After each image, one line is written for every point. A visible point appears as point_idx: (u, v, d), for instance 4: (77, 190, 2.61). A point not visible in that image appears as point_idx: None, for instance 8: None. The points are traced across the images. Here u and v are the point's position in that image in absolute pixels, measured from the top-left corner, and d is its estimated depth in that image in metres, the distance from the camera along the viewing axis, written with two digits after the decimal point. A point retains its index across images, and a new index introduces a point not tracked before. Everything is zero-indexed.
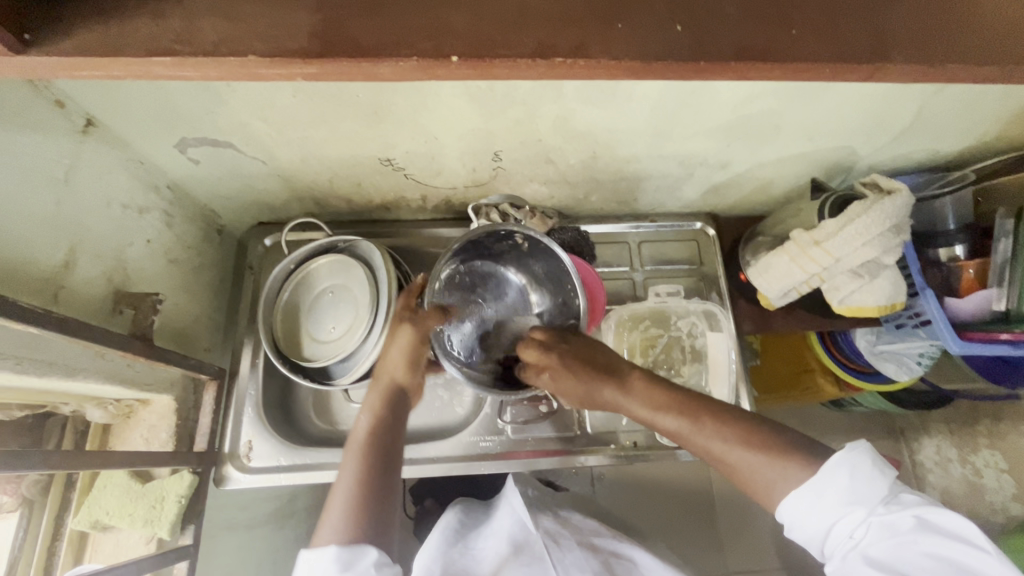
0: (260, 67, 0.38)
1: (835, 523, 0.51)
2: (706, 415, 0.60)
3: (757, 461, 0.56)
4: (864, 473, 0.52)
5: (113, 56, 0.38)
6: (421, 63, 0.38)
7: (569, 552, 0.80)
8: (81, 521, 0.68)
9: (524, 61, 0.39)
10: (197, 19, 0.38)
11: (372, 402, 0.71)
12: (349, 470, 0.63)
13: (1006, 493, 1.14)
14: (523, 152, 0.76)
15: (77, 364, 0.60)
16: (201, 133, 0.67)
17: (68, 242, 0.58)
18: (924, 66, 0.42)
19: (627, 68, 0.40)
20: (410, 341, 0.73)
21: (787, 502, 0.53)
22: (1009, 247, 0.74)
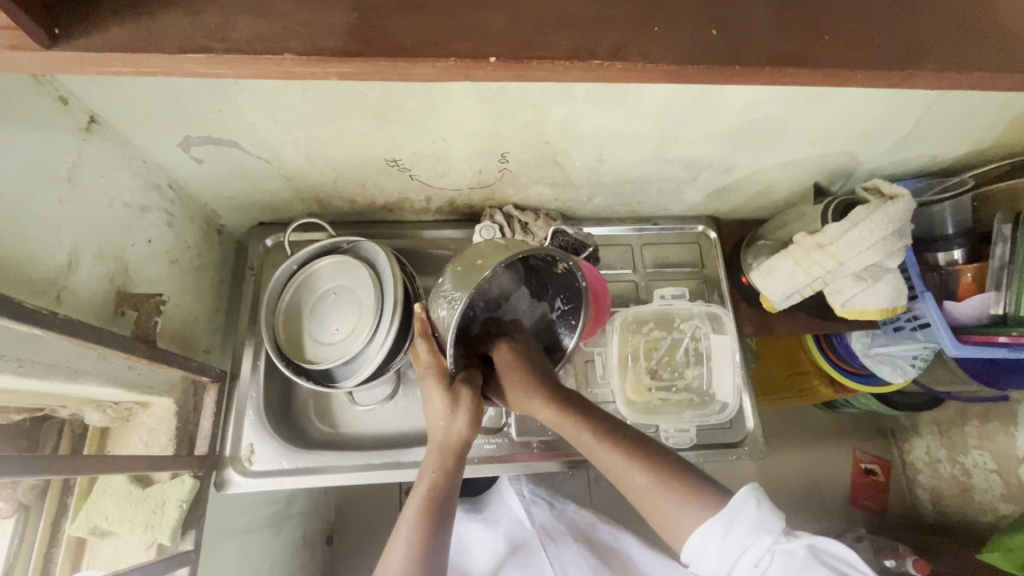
0: (295, 66, 0.38)
1: (742, 555, 0.51)
2: (620, 436, 0.59)
3: (658, 489, 0.55)
4: (766, 504, 0.52)
5: (143, 53, 0.37)
6: (458, 64, 0.38)
7: (567, 549, 0.79)
8: (79, 527, 0.66)
9: (561, 63, 0.39)
10: (231, 17, 0.38)
11: (435, 454, 0.61)
12: (404, 534, 0.55)
13: (995, 493, 1.11)
14: (529, 154, 0.76)
15: (79, 366, 0.58)
16: (206, 131, 0.66)
17: (71, 242, 0.57)
18: (951, 72, 0.43)
19: (663, 71, 0.41)
20: (474, 397, 0.63)
21: (698, 532, 0.52)
22: (1006, 251, 0.75)
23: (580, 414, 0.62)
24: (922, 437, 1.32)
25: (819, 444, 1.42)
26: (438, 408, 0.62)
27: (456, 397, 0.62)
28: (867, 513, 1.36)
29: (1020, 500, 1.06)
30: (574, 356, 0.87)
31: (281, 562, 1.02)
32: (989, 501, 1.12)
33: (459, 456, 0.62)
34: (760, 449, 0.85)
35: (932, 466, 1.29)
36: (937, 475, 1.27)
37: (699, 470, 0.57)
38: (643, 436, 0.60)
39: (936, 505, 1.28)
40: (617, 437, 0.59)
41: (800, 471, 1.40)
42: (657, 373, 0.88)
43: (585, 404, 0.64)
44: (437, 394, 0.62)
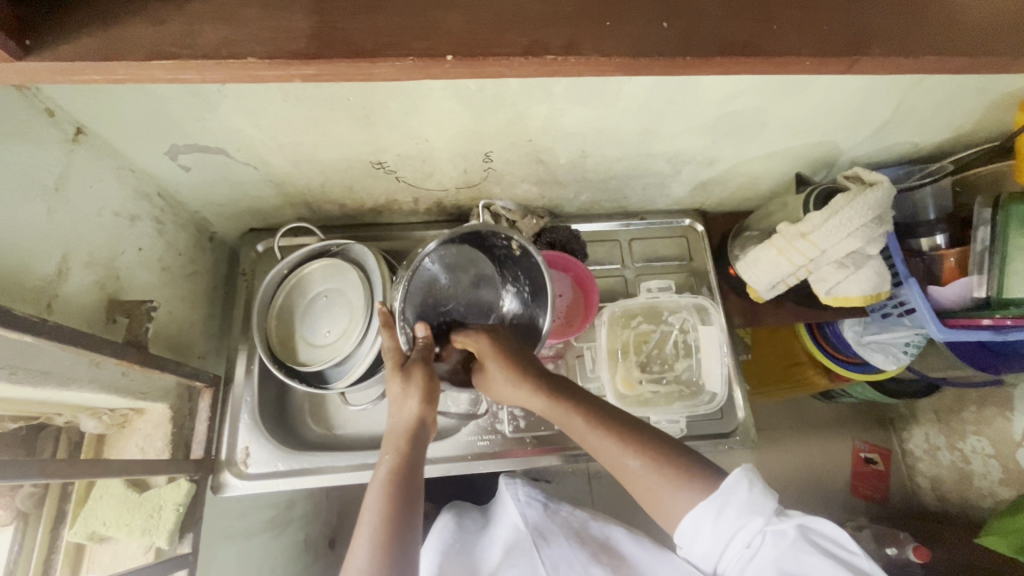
0: (262, 69, 0.39)
1: (733, 537, 0.51)
2: (610, 418, 0.59)
3: (649, 474, 0.54)
4: (757, 485, 0.52)
5: (115, 60, 0.38)
6: (417, 62, 0.39)
7: (558, 548, 0.77)
8: (77, 532, 0.67)
9: (516, 59, 0.40)
10: (200, 22, 0.39)
11: (393, 438, 0.61)
12: (368, 520, 0.54)
13: (993, 478, 1.11)
14: (513, 153, 0.77)
15: (71, 373, 0.59)
16: (192, 139, 0.67)
17: (61, 251, 0.58)
18: (900, 55, 0.44)
19: (618, 63, 0.41)
20: (427, 374, 0.65)
21: (691, 515, 0.52)
22: (988, 233, 0.76)
23: (573, 403, 0.61)
24: (921, 425, 1.32)
25: (818, 435, 1.42)
26: (395, 391, 0.63)
27: (409, 376, 0.64)
28: (869, 502, 1.37)
29: (1017, 484, 1.06)
30: (565, 351, 0.88)
31: (284, 566, 1.03)
32: (988, 487, 1.13)
33: (416, 436, 0.62)
34: (752, 438, 0.86)
35: (931, 453, 1.29)
36: (937, 463, 1.27)
37: (689, 449, 0.57)
38: (633, 420, 0.59)
39: (936, 492, 1.28)
40: (607, 419, 0.59)
41: (799, 462, 1.40)
42: (647, 366, 0.88)
43: (568, 388, 0.63)
44: (391, 378, 0.64)
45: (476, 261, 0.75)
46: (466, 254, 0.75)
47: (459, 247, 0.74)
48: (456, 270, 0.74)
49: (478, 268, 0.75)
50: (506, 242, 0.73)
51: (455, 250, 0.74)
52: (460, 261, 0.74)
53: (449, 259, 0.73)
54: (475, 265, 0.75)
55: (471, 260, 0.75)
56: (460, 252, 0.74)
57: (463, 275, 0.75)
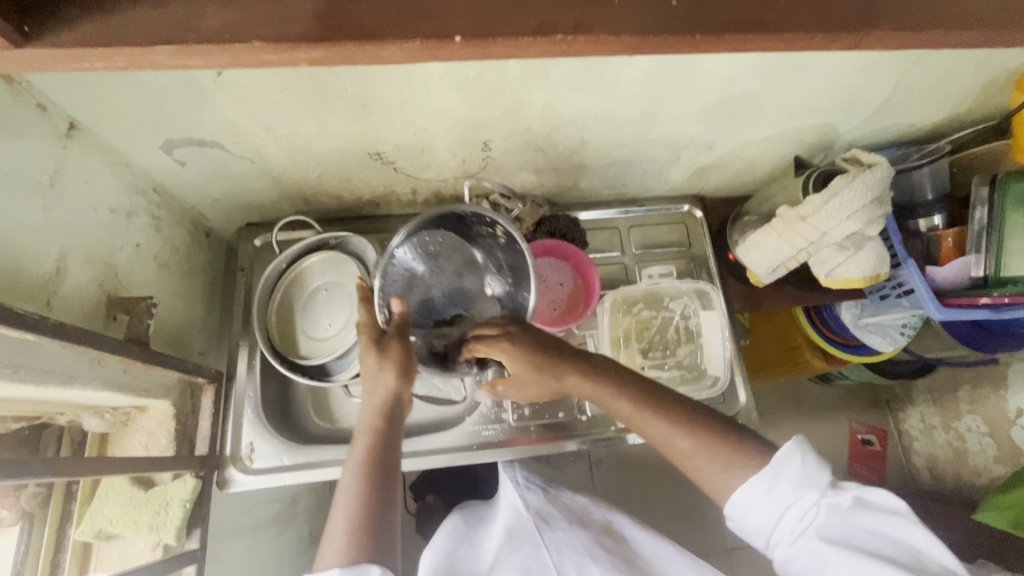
0: (265, 53, 0.38)
1: (787, 509, 0.52)
2: (654, 400, 0.59)
3: (699, 453, 0.56)
4: (810, 458, 0.53)
5: (115, 45, 0.37)
6: (424, 44, 0.39)
7: (561, 531, 0.76)
8: (84, 531, 0.67)
9: (525, 39, 0.40)
10: (199, 6, 0.38)
11: (370, 418, 0.63)
12: (345, 499, 0.55)
13: (988, 455, 1.13)
14: (512, 141, 0.76)
15: (74, 371, 0.59)
16: (187, 132, 0.66)
17: (58, 248, 0.57)
18: (906, 30, 0.44)
19: (627, 42, 0.41)
20: (403, 347, 0.66)
21: (743, 489, 0.53)
22: (985, 215, 0.76)
23: (622, 386, 0.61)
24: (917, 405, 1.34)
25: (816, 418, 1.44)
26: (371, 367, 0.65)
27: (384, 352, 0.65)
28: (867, 483, 1.38)
29: (1012, 461, 1.07)
30: (567, 340, 0.89)
31: (290, 560, 1.03)
32: (983, 464, 1.14)
33: (390, 415, 0.64)
34: (754, 422, 0.86)
35: (927, 433, 1.31)
36: (933, 442, 1.29)
37: (734, 421, 0.58)
38: (683, 400, 0.60)
39: (933, 470, 1.30)
40: (654, 402, 0.60)
41: None
42: (649, 352, 0.88)
43: (610, 369, 0.64)
44: (366, 354, 0.66)
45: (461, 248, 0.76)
46: (451, 241, 0.76)
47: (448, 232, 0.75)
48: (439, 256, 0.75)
49: (461, 254, 0.76)
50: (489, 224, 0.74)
51: (437, 235, 0.75)
52: (442, 248, 0.75)
53: (433, 246, 0.75)
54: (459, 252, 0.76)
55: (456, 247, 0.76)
56: (442, 238, 0.75)
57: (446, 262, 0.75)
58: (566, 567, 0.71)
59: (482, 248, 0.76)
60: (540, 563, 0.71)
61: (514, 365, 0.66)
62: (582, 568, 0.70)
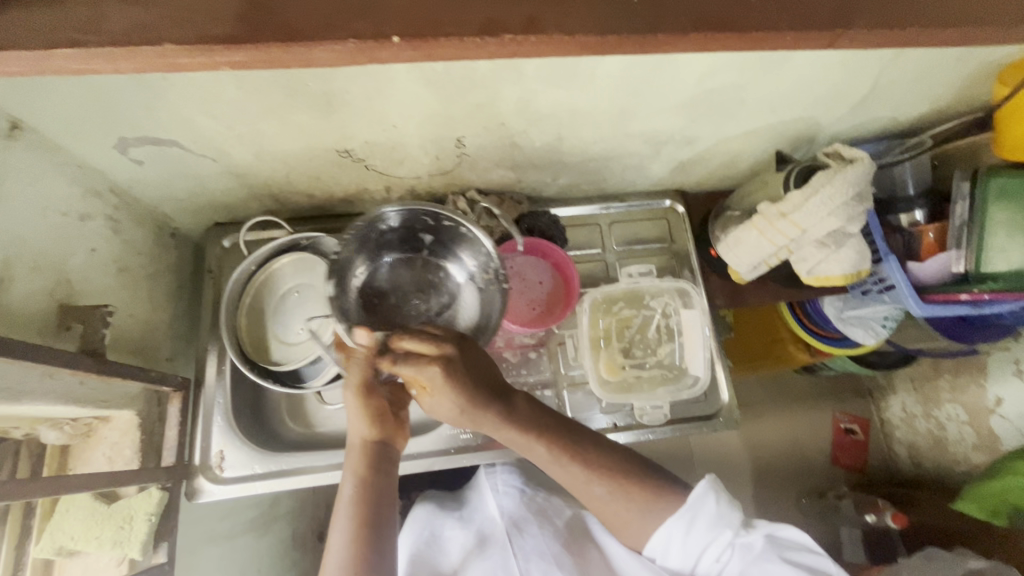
0: (178, 58, 0.36)
1: (705, 548, 0.60)
2: (576, 450, 0.62)
3: (613, 500, 0.62)
4: (724, 500, 0.61)
5: (12, 49, 0.34)
6: (359, 45, 0.36)
7: (531, 538, 0.75)
8: (44, 548, 0.64)
9: (470, 39, 0.38)
10: (100, 7, 0.36)
11: (351, 465, 0.61)
12: (336, 552, 0.56)
13: (968, 443, 1.14)
14: (486, 137, 0.74)
15: (23, 386, 0.56)
16: (141, 131, 0.63)
17: (1, 256, 0.54)
18: (877, 29, 0.42)
19: (585, 43, 0.39)
20: (364, 395, 0.62)
21: (662, 530, 0.61)
22: (966, 210, 0.76)
23: (546, 431, 0.61)
24: (898, 395, 1.35)
25: (800, 409, 1.44)
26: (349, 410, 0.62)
27: (359, 401, 0.62)
28: (849, 471, 1.40)
29: (990, 450, 1.08)
30: (547, 340, 0.87)
31: (270, 564, 1.02)
32: (962, 453, 1.15)
33: (378, 456, 0.62)
34: (735, 419, 0.86)
35: (908, 422, 1.32)
36: (913, 431, 1.30)
37: (643, 462, 0.64)
38: (592, 439, 0.63)
39: (913, 459, 1.31)
40: (569, 447, 0.62)
41: (782, 436, 1.42)
42: (631, 351, 0.87)
43: (537, 411, 0.63)
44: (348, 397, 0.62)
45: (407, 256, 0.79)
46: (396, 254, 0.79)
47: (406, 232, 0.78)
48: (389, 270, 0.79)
49: (412, 260, 0.79)
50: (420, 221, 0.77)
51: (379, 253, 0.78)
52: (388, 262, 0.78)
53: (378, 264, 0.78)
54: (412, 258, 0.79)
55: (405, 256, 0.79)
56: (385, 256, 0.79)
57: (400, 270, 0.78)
58: None
59: (438, 243, 0.79)
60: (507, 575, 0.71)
61: (441, 398, 0.58)
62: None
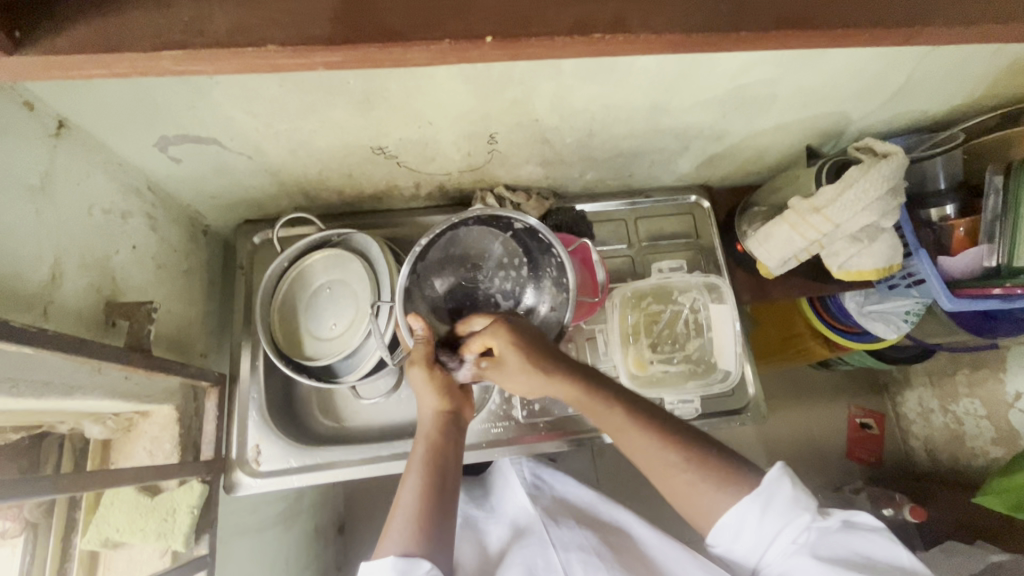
0: (279, 56, 0.38)
1: (781, 532, 0.55)
2: (643, 417, 0.61)
3: (685, 468, 0.58)
4: (798, 483, 0.57)
5: (116, 51, 0.36)
6: (454, 45, 0.39)
7: (568, 529, 0.76)
8: (90, 540, 0.66)
9: (562, 39, 0.40)
10: (205, 6, 0.38)
11: (425, 433, 0.67)
12: (405, 503, 0.58)
13: (985, 438, 1.14)
14: (518, 133, 0.74)
15: (75, 381, 0.57)
16: (182, 129, 0.63)
17: (53, 254, 0.55)
18: (959, 24, 0.44)
19: (667, 41, 0.41)
20: (428, 372, 0.68)
21: (733, 513, 0.55)
22: (998, 203, 0.76)
23: (612, 395, 0.63)
24: (914, 389, 1.34)
25: (818, 403, 1.44)
26: (417, 382, 0.69)
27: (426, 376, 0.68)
28: (865, 466, 1.40)
29: (1009, 444, 1.08)
30: (575, 335, 0.87)
31: (296, 557, 1.03)
32: (981, 446, 1.15)
33: (445, 428, 0.67)
34: (763, 414, 0.86)
35: (925, 417, 1.32)
36: (930, 425, 1.30)
37: (717, 443, 0.60)
38: (657, 411, 0.63)
39: (930, 453, 1.31)
40: (641, 413, 0.62)
41: (800, 431, 1.42)
42: (658, 346, 0.88)
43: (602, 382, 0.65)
44: (412, 371, 0.68)
45: (506, 246, 0.76)
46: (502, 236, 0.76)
47: (486, 230, 0.75)
48: (484, 247, 0.77)
49: (504, 251, 0.77)
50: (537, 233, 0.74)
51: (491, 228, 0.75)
52: (489, 240, 0.76)
53: (482, 238, 0.76)
54: (508, 250, 0.77)
55: (504, 244, 0.76)
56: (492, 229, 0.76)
57: (488, 254, 0.77)
58: (573, 567, 0.69)
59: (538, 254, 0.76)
60: (547, 562, 0.70)
61: (508, 361, 0.65)
62: (589, 567, 0.69)
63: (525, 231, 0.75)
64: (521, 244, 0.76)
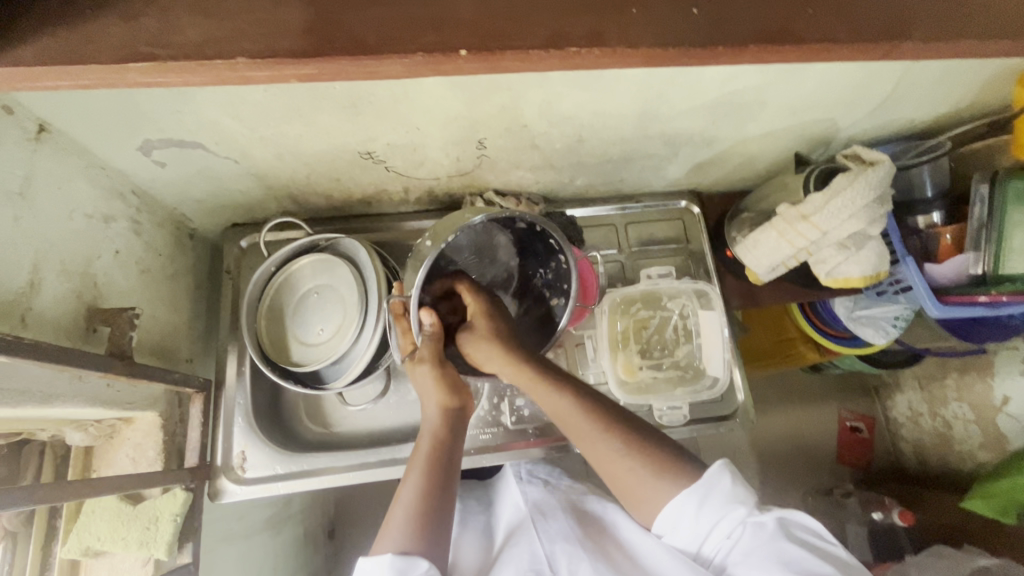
0: (251, 69, 0.37)
1: (715, 525, 0.57)
2: (596, 404, 0.64)
3: (631, 460, 0.61)
4: (739, 479, 0.59)
5: (90, 62, 0.36)
6: (427, 59, 0.38)
7: (557, 523, 0.74)
8: (71, 548, 0.65)
9: (537, 52, 0.39)
10: (179, 18, 0.37)
11: (432, 427, 0.65)
12: (404, 501, 0.58)
13: (973, 442, 1.14)
14: (507, 139, 0.74)
15: (53, 390, 0.56)
16: (166, 133, 0.63)
17: (32, 260, 0.54)
18: (940, 40, 0.44)
19: (645, 55, 0.41)
20: (439, 367, 0.67)
21: (672, 504, 0.58)
22: (984, 211, 0.77)
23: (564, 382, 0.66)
24: (904, 393, 1.35)
25: (808, 407, 1.45)
26: (422, 375, 0.67)
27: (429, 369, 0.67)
28: (854, 469, 1.41)
29: (996, 449, 1.09)
30: (565, 340, 0.87)
31: (285, 562, 1.02)
32: (968, 450, 1.16)
33: (452, 423, 0.66)
34: (752, 419, 0.86)
35: (914, 420, 1.32)
36: (919, 429, 1.31)
37: (686, 452, 0.62)
38: (637, 418, 0.64)
39: (919, 456, 1.32)
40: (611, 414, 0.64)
41: (790, 434, 1.42)
42: (647, 352, 0.88)
43: (558, 371, 0.67)
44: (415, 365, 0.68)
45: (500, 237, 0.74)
46: (492, 230, 0.73)
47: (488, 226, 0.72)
48: (473, 244, 0.73)
49: (493, 244, 0.74)
50: (534, 227, 0.71)
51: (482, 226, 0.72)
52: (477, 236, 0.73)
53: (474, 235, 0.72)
54: (499, 241, 0.74)
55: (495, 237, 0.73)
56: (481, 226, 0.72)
57: (478, 249, 0.74)
58: (557, 559, 0.68)
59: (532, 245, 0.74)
60: (535, 555, 0.69)
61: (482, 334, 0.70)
62: (575, 559, 0.67)
63: (529, 229, 0.72)
64: (511, 235, 0.74)
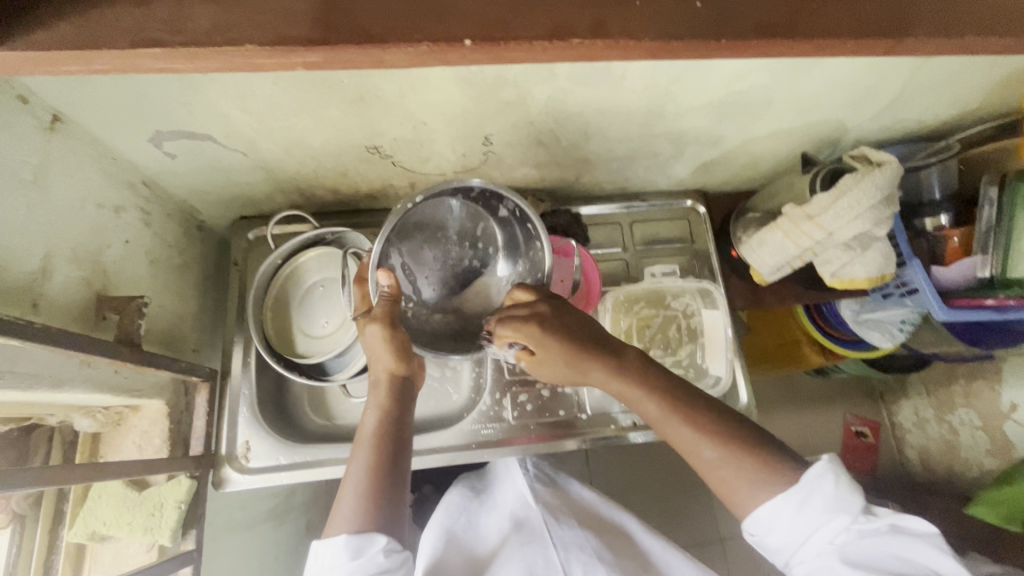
0: (258, 56, 0.38)
1: (818, 532, 0.53)
2: (690, 409, 0.59)
3: (725, 465, 0.56)
4: (843, 481, 0.54)
5: (99, 48, 0.37)
6: (432, 48, 0.39)
7: (569, 529, 0.74)
8: (77, 532, 0.66)
9: (540, 43, 0.40)
10: (187, 6, 0.38)
11: (378, 400, 0.65)
12: (355, 479, 0.58)
13: (981, 449, 1.13)
14: (513, 134, 0.74)
15: (63, 375, 0.57)
16: (176, 125, 0.64)
17: (44, 248, 0.55)
18: (945, 35, 0.44)
19: (647, 47, 0.42)
20: (387, 328, 0.66)
21: (769, 507, 0.54)
22: (993, 214, 0.76)
23: (647, 385, 0.61)
24: (911, 398, 1.34)
25: (813, 411, 1.44)
26: (371, 344, 0.67)
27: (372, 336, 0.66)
28: (860, 475, 1.39)
29: (1003, 456, 1.08)
30: None
31: (287, 554, 1.03)
32: (975, 457, 1.15)
33: (399, 393, 0.66)
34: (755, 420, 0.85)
35: (921, 426, 1.31)
36: (925, 435, 1.30)
37: (767, 436, 0.59)
38: (704, 400, 0.61)
39: (925, 462, 1.30)
40: (687, 410, 0.59)
41: (794, 437, 1.42)
42: (649, 350, 0.88)
43: (640, 369, 0.63)
44: (363, 330, 0.67)
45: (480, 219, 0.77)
46: (474, 211, 0.76)
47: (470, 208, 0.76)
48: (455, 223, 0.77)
49: (474, 227, 0.78)
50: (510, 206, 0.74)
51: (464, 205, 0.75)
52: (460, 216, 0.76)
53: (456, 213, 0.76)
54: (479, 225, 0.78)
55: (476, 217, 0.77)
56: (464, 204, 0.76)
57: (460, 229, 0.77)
58: (573, 567, 0.69)
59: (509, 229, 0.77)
60: (547, 561, 0.69)
61: (546, 354, 0.64)
62: (590, 568, 0.68)
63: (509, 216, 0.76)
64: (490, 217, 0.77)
